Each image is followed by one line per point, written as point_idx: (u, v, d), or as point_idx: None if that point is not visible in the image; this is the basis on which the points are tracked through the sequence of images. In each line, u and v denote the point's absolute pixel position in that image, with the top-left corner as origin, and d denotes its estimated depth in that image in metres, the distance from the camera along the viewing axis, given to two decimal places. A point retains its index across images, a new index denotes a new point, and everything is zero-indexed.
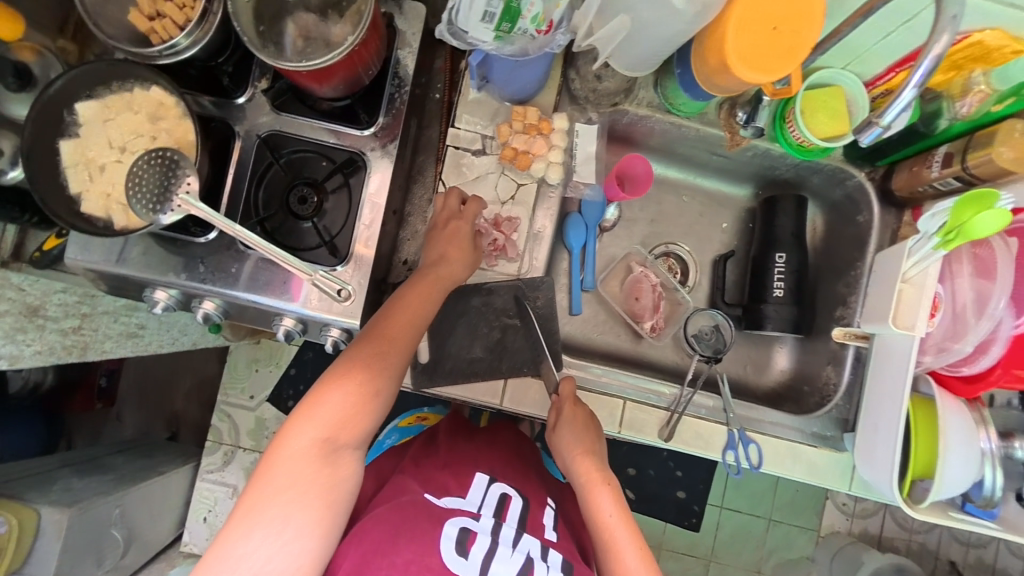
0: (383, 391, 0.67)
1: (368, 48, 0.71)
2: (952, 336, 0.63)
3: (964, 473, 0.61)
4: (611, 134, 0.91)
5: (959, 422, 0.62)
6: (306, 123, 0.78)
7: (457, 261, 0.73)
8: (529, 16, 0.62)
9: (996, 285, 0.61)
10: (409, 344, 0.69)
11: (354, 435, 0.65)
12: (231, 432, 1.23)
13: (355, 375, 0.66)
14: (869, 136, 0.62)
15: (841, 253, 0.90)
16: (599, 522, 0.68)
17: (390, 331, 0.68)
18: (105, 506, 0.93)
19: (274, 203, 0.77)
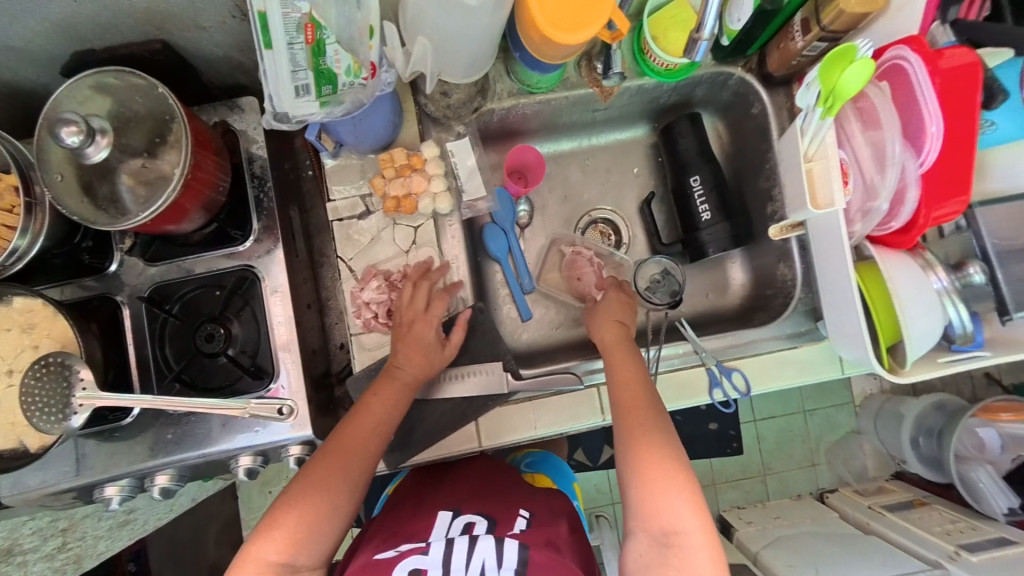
0: (344, 499, 0.65)
1: (206, 168, 0.66)
2: (868, 198, 0.61)
3: (929, 330, 0.60)
4: (491, 135, 0.89)
5: (909, 274, 0.61)
6: (182, 262, 0.74)
7: (422, 363, 0.71)
8: (343, 68, 0.60)
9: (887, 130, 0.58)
10: (370, 449, 0.67)
11: (311, 554, 0.62)
12: None
13: (315, 487, 0.63)
14: (699, 52, 0.72)
15: (751, 150, 0.88)
16: (642, 461, 0.62)
17: (348, 439, 0.67)
18: None
19: (188, 352, 0.74)
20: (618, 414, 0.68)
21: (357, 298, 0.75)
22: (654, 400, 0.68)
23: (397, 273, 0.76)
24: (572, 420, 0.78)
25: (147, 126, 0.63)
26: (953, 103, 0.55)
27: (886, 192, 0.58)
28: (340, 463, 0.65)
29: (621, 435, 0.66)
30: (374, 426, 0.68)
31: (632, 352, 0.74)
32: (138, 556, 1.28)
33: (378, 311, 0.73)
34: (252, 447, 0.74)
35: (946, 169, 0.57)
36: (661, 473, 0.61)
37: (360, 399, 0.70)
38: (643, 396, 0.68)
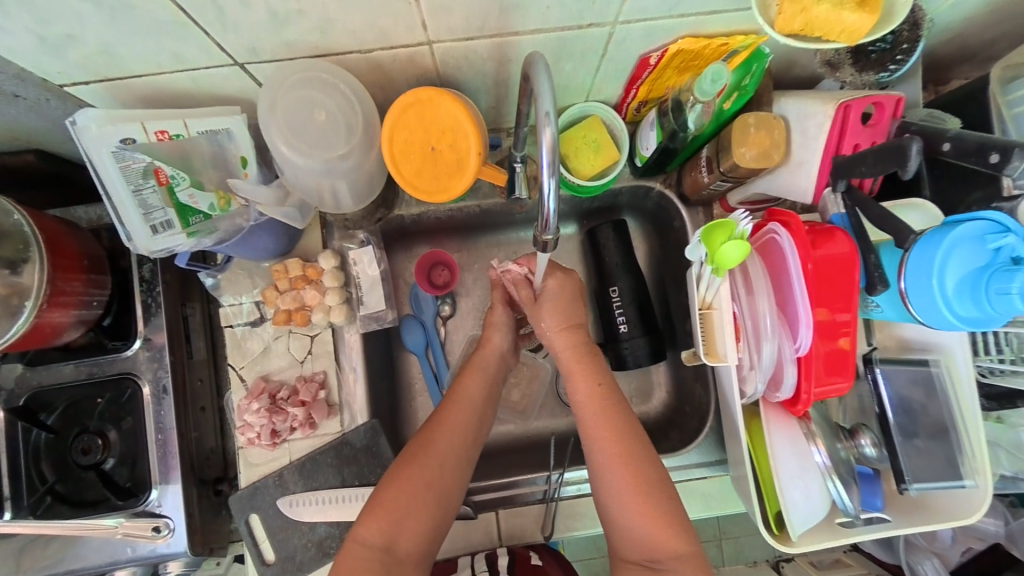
0: (448, 470, 0.65)
1: (71, 289, 0.64)
2: (747, 366, 0.58)
3: (810, 504, 0.58)
4: (406, 231, 0.86)
5: (790, 446, 0.59)
6: (59, 368, 0.71)
7: (495, 331, 0.77)
8: (201, 206, 0.58)
9: (762, 302, 0.55)
10: (470, 426, 0.69)
11: (412, 539, 0.61)
12: None
13: (415, 459, 0.64)
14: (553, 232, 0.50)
15: (676, 261, 0.84)
16: (614, 493, 0.63)
17: (442, 421, 0.68)
18: None
19: (66, 462, 0.72)
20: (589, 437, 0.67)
21: (241, 415, 0.72)
22: (625, 416, 0.67)
23: (286, 390, 0.72)
24: (463, 547, 0.76)
25: (12, 239, 0.60)
26: (823, 288, 0.53)
27: (763, 367, 0.55)
28: (434, 435, 0.66)
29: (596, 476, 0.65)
30: (467, 403, 0.71)
31: (596, 365, 0.71)
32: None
33: (261, 433, 0.71)
34: (131, 562, 0.70)
35: (821, 350, 0.54)
36: (649, 508, 0.62)
37: (453, 384, 0.73)
38: (623, 439, 0.65)
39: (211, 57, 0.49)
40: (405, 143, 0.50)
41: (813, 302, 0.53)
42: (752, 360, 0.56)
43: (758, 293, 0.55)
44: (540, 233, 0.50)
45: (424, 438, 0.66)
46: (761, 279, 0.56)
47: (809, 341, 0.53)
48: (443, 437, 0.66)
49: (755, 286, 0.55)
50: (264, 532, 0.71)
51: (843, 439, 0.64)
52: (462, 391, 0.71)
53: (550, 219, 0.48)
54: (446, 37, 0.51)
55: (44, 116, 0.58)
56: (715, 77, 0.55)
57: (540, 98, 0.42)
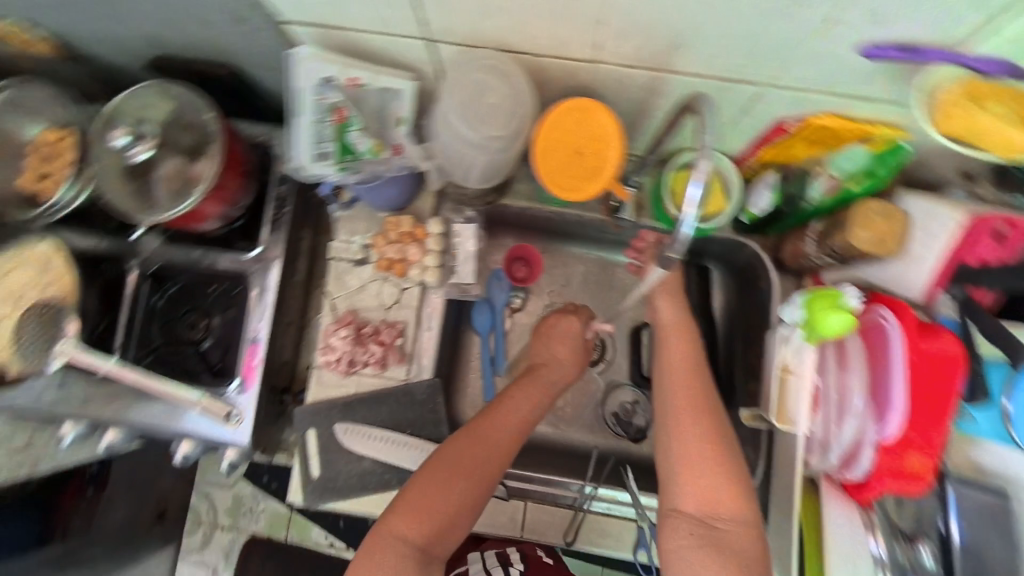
0: (489, 480, 0.68)
1: (227, 187, 0.74)
2: (823, 437, 0.60)
3: None
4: (504, 220, 0.92)
5: (846, 527, 0.61)
6: (190, 253, 0.81)
7: (569, 363, 0.83)
8: (362, 147, 0.66)
9: (854, 381, 0.57)
10: (513, 439, 0.72)
11: (444, 542, 0.64)
12: (209, 511, 1.34)
13: (458, 462, 0.67)
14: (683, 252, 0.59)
15: (752, 320, 0.86)
16: (683, 459, 0.62)
17: (488, 429, 0.71)
18: None
19: (170, 333, 0.81)
20: (666, 406, 0.67)
21: (326, 338, 0.79)
22: (710, 399, 0.67)
23: (371, 326, 0.80)
24: (487, 525, 0.79)
25: (196, 132, 0.73)
26: (920, 389, 0.54)
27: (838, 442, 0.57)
28: (477, 446, 0.69)
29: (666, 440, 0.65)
30: (513, 415, 0.74)
31: (692, 345, 0.72)
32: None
33: (341, 357, 0.78)
34: (196, 436, 0.79)
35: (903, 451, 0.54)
36: (715, 463, 0.61)
37: (504, 394, 0.76)
38: (708, 415, 0.65)
39: (413, 28, 0.57)
40: (558, 141, 0.56)
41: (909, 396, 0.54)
42: (828, 433, 0.59)
43: (852, 372, 0.57)
44: (670, 248, 0.59)
45: (466, 444, 0.69)
46: (857, 360, 0.58)
47: (895, 429, 0.53)
48: (487, 449, 0.70)
49: (849, 364, 0.58)
50: (315, 449, 0.77)
51: (901, 544, 0.59)
52: (510, 408, 0.74)
53: (682, 240, 0.57)
54: (612, 60, 0.57)
55: (256, 43, 0.68)
56: (851, 157, 0.63)
57: None
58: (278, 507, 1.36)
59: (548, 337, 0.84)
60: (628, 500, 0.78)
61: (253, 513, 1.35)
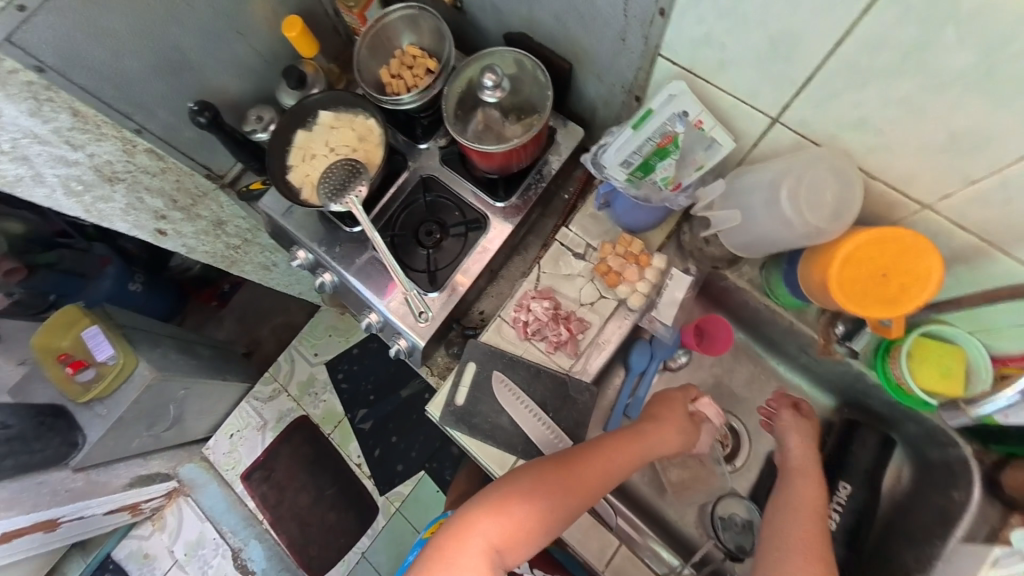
0: (576, 507, 0.71)
1: (525, 149, 0.86)
2: None
3: None
4: (707, 289, 0.95)
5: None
6: (458, 180, 0.95)
7: (670, 431, 0.83)
8: (661, 174, 0.74)
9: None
10: (606, 478, 0.74)
11: (519, 551, 0.69)
12: (286, 375, 1.54)
13: (554, 480, 0.71)
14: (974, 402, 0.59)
15: (919, 520, 0.79)
16: None
17: (585, 460, 0.74)
18: (176, 385, 1.26)
19: (410, 228, 0.95)
20: (787, 545, 0.69)
21: (523, 300, 0.88)
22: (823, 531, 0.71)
23: (565, 311, 0.87)
24: (577, 543, 0.77)
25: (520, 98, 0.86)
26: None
27: None
28: (572, 473, 0.72)
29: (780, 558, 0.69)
30: (613, 457, 0.76)
31: (824, 500, 0.75)
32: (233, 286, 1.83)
33: (530, 323, 0.85)
34: (382, 315, 0.93)
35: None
36: None
37: (608, 435, 0.78)
38: (821, 550, 0.68)
39: (772, 107, 0.63)
40: (870, 258, 0.58)
41: None
42: None
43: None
44: None
45: (564, 465, 0.73)
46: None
47: None
48: (578, 481, 0.72)
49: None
50: (468, 380, 0.85)
51: None
52: (608, 455, 0.76)
53: None
54: (947, 213, 0.59)
55: (611, 59, 0.78)
56: None
57: None
58: (336, 406, 1.53)
59: (657, 401, 0.87)
60: None
61: (315, 398, 1.53)
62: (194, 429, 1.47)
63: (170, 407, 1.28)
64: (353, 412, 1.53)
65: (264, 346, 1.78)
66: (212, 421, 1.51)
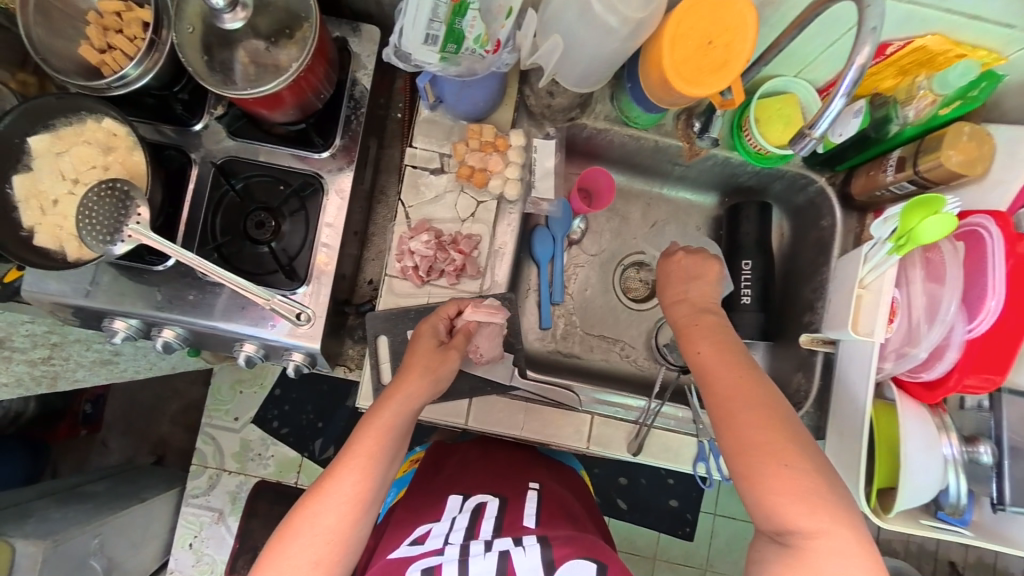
0: (345, 532, 0.58)
1: (315, 73, 0.71)
2: (908, 341, 0.63)
3: (925, 484, 0.61)
4: (575, 148, 0.93)
5: (922, 429, 0.62)
6: (263, 149, 0.78)
7: (419, 386, 0.65)
8: (471, 35, 0.64)
9: (948, 289, 0.60)
10: (367, 479, 0.60)
11: None
12: (216, 455, 1.35)
13: (302, 518, 0.58)
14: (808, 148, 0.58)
15: (807, 257, 0.91)
16: (745, 469, 0.55)
17: (335, 474, 0.59)
18: (82, 537, 1.02)
19: (237, 230, 0.78)
20: (718, 415, 0.59)
21: (402, 244, 0.78)
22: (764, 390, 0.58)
23: (447, 235, 0.79)
24: (554, 435, 0.79)
25: (273, 15, 0.68)
26: (1013, 290, 0.59)
27: (928, 342, 0.60)
28: (317, 500, 0.58)
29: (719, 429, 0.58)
30: (364, 457, 0.60)
31: (732, 343, 0.63)
32: (95, 402, 1.47)
33: (419, 263, 0.77)
34: (259, 338, 0.77)
35: (986, 344, 0.60)
36: (779, 468, 0.53)
37: (355, 427, 0.63)
38: (756, 399, 0.57)
39: None
40: (688, 30, 0.57)
41: (1000, 297, 0.58)
42: (913, 335, 0.62)
43: (947, 280, 0.60)
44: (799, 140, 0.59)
45: (315, 491, 0.59)
46: (953, 268, 0.60)
47: (986, 323, 0.58)
48: (330, 502, 0.58)
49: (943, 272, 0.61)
50: (387, 354, 0.77)
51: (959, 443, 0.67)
52: (351, 456, 0.60)
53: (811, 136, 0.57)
54: None
55: None
56: (963, 73, 0.62)
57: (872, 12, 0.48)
58: (288, 453, 1.38)
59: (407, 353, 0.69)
60: (690, 417, 0.82)
61: (261, 459, 1.37)
62: (144, 564, 1.23)
63: (91, 561, 1.04)
64: (310, 449, 1.39)
65: (173, 440, 1.50)
66: (163, 539, 1.29)
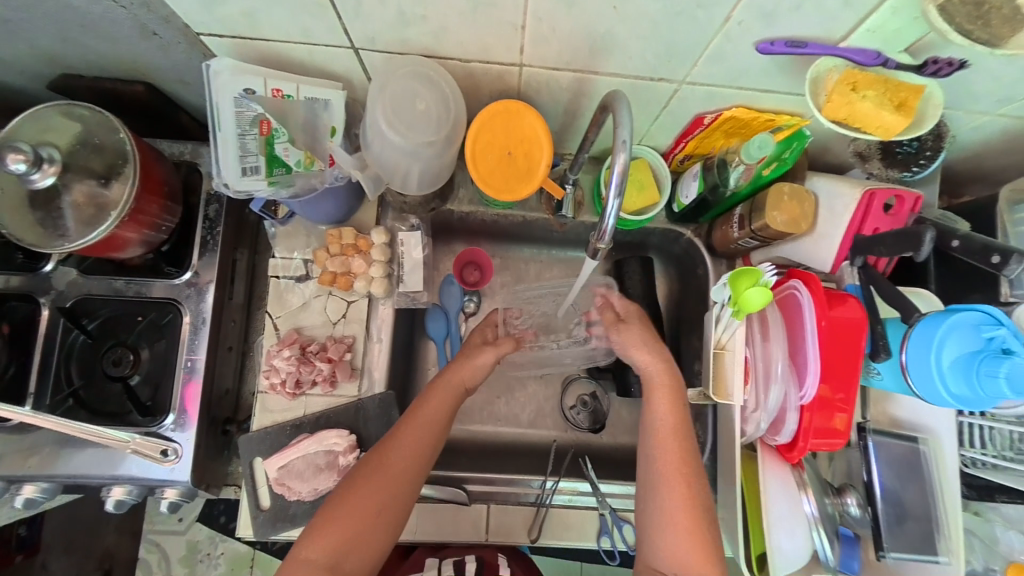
0: (402, 491, 0.64)
1: (148, 211, 0.70)
2: (754, 404, 0.63)
3: (794, 545, 0.63)
4: (452, 227, 0.94)
5: (782, 488, 0.64)
6: (113, 283, 0.76)
7: (473, 364, 0.75)
8: (290, 160, 0.66)
9: (771, 350, 0.61)
10: (422, 448, 0.67)
11: (360, 560, 0.60)
12: (162, 563, 1.24)
13: (363, 485, 0.63)
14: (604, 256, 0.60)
15: (692, 304, 0.91)
16: (669, 517, 0.63)
17: (395, 448, 0.66)
18: None
19: (94, 372, 0.76)
20: (659, 479, 0.65)
21: (270, 360, 0.76)
22: (697, 458, 0.66)
23: (316, 345, 0.77)
24: (451, 533, 0.77)
25: (110, 154, 0.67)
26: (841, 348, 0.59)
27: (768, 408, 0.61)
28: (378, 469, 0.64)
29: (651, 469, 0.66)
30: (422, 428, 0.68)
31: (689, 436, 0.68)
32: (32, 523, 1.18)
33: (289, 380, 0.75)
34: (131, 480, 0.73)
35: (820, 410, 0.59)
36: (692, 534, 0.62)
37: (413, 404, 0.71)
38: (688, 469, 0.65)
39: (335, 38, 0.57)
40: (487, 143, 0.58)
41: (824, 357, 0.59)
42: (758, 401, 0.63)
43: (769, 341, 0.62)
44: (594, 241, 0.58)
45: (382, 449, 0.66)
46: (778, 329, 0.62)
47: (814, 389, 0.58)
48: (386, 471, 0.64)
49: (771, 334, 0.62)
50: (265, 477, 0.74)
51: (830, 495, 0.69)
52: (385, 452, 0.66)
53: (606, 231, 0.56)
54: (536, 64, 0.60)
55: (171, 57, 0.67)
56: (760, 146, 0.63)
57: (621, 126, 0.50)
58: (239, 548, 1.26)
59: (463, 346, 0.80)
60: (590, 490, 0.80)
61: (211, 559, 1.24)
62: None
63: None
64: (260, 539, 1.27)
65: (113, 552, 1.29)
66: None
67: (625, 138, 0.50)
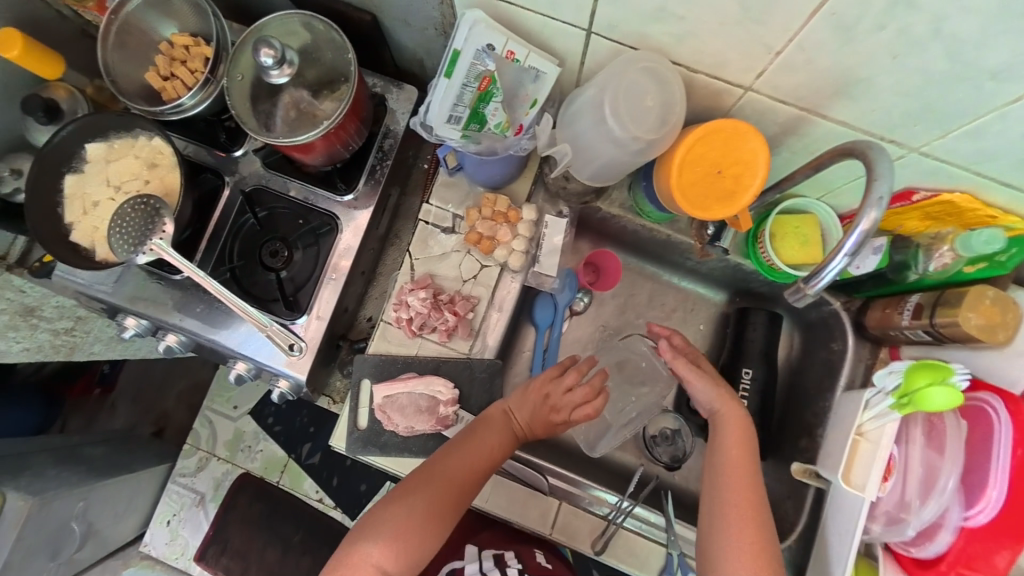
0: (446, 508, 0.67)
1: (346, 129, 0.75)
2: (901, 507, 0.61)
3: None
4: (588, 224, 0.94)
5: None
6: (290, 184, 0.83)
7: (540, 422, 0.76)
8: (493, 120, 0.68)
9: (948, 463, 0.60)
10: (471, 471, 0.69)
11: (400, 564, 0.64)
12: (208, 439, 1.19)
13: (410, 495, 0.67)
14: (801, 301, 0.57)
15: (811, 376, 0.84)
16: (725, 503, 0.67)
17: (445, 466, 0.69)
18: (68, 499, 0.94)
19: (251, 256, 0.82)
20: (718, 476, 0.70)
21: (400, 296, 0.80)
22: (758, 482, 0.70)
23: (446, 295, 0.80)
24: (518, 516, 0.78)
25: (331, 70, 0.73)
26: None
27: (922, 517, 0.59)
28: (427, 483, 0.68)
29: (716, 479, 0.70)
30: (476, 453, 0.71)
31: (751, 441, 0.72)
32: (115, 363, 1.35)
33: (414, 318, 0.78)
34: (253, 361, 0.80)
35: (987, 536, 0.58)
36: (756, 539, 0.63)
37: (470, 426, 0.73)
38: (752, 483, 0.68)
39: (578, 18, 0.58)
40: (699, 156, 0.62)
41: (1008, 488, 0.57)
42: (906, 502, 0.61)
43: (948, 453, 0.60)
44: (802, 284, 0.54)
45: (432, 463, 0.70)
46: (954, 443, 0.60)
47: (984, 515, 0.58)
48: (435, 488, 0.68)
49: (945, 448, 0.61)
50: (367, 400, 0.79)
51: None
52: (435, 469, 0.69)
53: (820, 279, 0.53)
54: (764, 91, 0.58)
55: None
56: (987, 239, 0.60)
57: (881, 181, 0.48)
58: (276, 451, 1.22)
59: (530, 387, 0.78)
60: (662, 524, 0.79)
61: (250, 451, 1.21)
62: (121, 532, 1.11)
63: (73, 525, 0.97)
64: (297, 450, 1.25)
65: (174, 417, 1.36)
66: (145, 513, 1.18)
67: (881, 196, 0.48)
